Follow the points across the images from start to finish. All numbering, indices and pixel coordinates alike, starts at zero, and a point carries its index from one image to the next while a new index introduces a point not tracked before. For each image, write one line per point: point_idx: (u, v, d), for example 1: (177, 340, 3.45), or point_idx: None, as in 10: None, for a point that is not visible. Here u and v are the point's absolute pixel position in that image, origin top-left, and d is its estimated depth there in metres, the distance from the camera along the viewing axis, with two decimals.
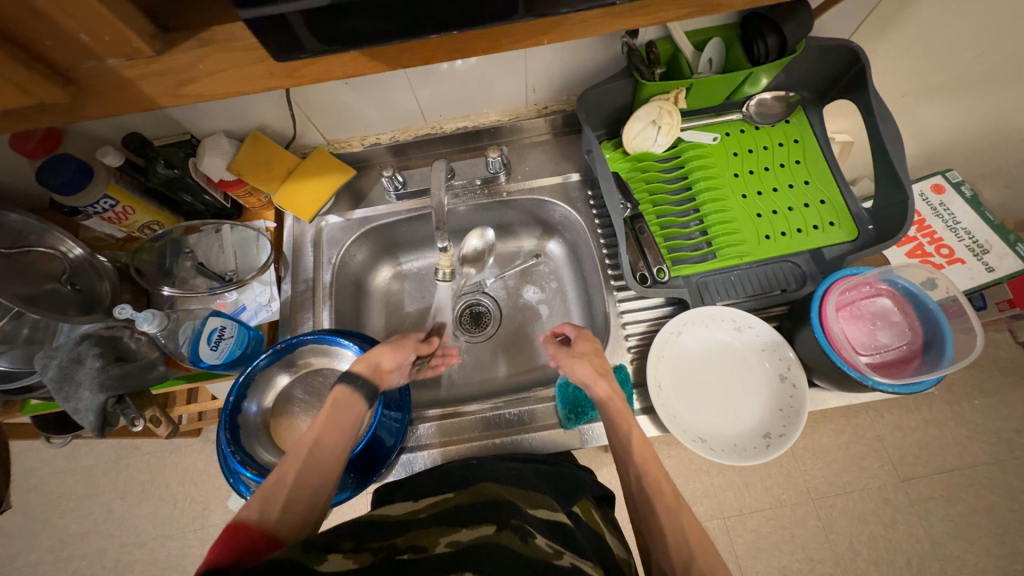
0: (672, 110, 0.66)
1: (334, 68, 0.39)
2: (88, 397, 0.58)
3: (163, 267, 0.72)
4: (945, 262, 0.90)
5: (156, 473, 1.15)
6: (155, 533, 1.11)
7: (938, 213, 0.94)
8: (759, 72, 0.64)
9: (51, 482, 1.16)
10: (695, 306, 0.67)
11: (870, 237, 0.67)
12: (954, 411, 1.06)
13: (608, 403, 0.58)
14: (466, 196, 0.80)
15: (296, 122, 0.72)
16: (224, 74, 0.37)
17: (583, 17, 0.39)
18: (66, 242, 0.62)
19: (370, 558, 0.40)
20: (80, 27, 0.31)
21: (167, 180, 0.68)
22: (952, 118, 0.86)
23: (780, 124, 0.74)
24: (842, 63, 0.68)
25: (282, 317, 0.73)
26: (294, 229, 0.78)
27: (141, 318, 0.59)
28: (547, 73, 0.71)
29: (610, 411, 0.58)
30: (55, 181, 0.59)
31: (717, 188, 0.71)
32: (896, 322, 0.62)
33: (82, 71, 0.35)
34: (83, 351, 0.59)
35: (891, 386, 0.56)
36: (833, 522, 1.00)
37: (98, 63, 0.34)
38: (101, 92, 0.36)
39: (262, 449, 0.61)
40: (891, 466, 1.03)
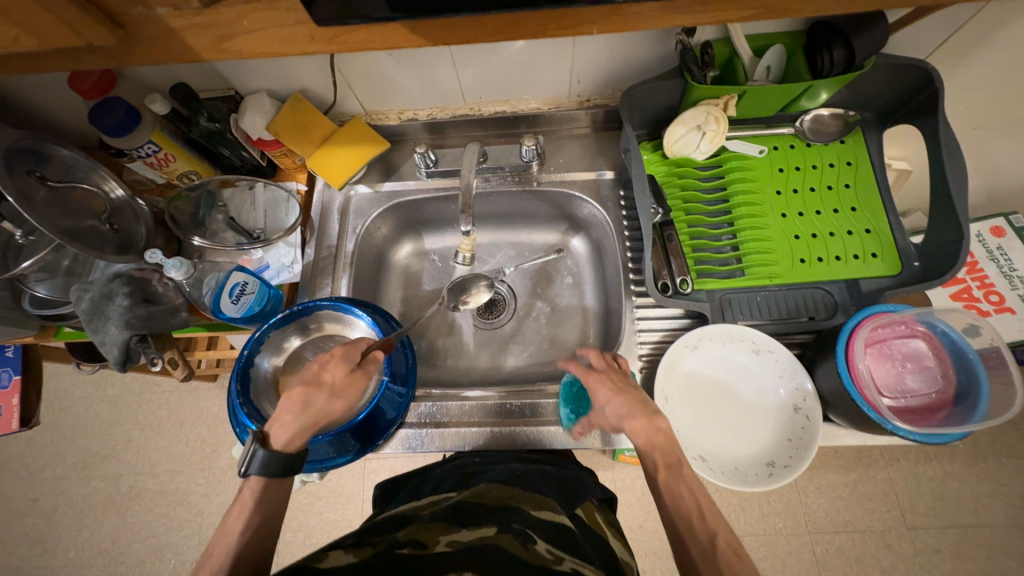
0: (720, 117, 0.63)
1: (373, 37, 0.38)
2: (115, 332, 0.60)
3: (196, 217, 0.75)
4: (993, 310, 0.84)
5: (174, 411, 1.21)
6: (167, 466, 1.17)
7: (995, 257, 0.87)
8: (820, 86, 0.60)
9: (79, 405, 1.23)
10: (715, 323, 0.64)
11: (913, 275, 0.63)
12: (978, 466, 1.00)
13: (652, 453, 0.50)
14: (496, 182, 0.79)
15: (337, 89, 0.72)
16: (265, 33, 0.37)
17: (633, 10, 0.37)
18: (109, 182, 0.66)
19: (370, 551, 0.45)
20: None
21: (209, 133, 0.70)
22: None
23: (834, 144, 0.70)
24: (911, 85, 0.63)
25: (302, 280, 0.74)
26: (324, 195, 0.79)
27: (170, 264, 0.60)
28: (594, 64, 0.69)
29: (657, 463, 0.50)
30: (106, 122, 0.61)
31: (756, 204, 0.68)
32: (927, 367, 0.59)
33: (132, 17, 0.35)
34: (114, 288, 0.61)
35: (912, 434, 0.53)
36: (828, 559, 0.98)
37: (146, 10, 0.35)
38: (147, 40, 0.37)
39: (268, 404, 0.63)
40: (899, 512, 0.99)
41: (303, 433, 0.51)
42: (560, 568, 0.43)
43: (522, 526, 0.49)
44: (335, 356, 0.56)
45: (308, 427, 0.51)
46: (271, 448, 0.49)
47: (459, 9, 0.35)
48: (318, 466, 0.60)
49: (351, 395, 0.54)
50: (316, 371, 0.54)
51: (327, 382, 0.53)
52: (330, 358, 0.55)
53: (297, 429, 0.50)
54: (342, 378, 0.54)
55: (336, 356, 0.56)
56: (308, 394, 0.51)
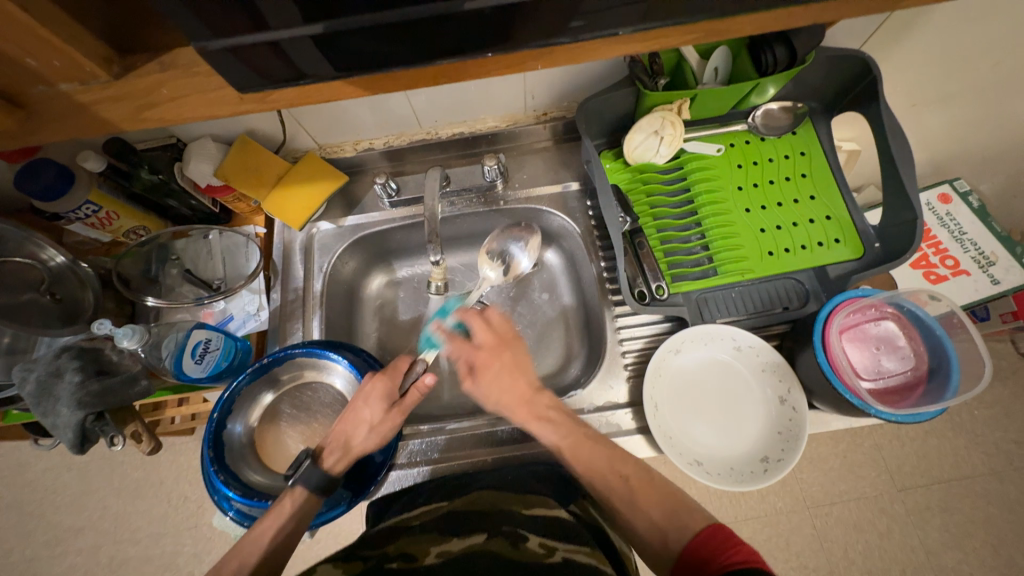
0: (675, 121, 0.64)
1: (307, 94, 0.38)
2: (67, 413, 0.56)
3: (148, 273, 0.70)
4: (950, 274, 0.88)
5: (150, 471, 1.13)
6: (149, 531, 1.09)
7: (945, 222, 0.91)
8: (766, 82, 0.62)
9: (44, 479, 1.13)
10: (695, 325, 0.65)
11: (876, 256, 0.65)
12: (955, 422, 1.04)
13: (563, 448, 0.55)
14: (462, 205, 0.78)
15: (285, 127, 0.70)
16: (187, 99, 0.37)
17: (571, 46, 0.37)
18: (46, 250, 0.61)
19: (360, 566, 0.42)
20: (27, 52, 0.32)
21: (152, 185, 0.66)
22: (963, 129, 0.83)
23: (787, 135, 0.71)
24: (850, 75, 0.65)
25: (271, 327, 0.71)
26: (284, 235, 0.76)
27: (121, 334, 0.57)
28: (547, 80, 0.68)
29: (564, 454, 0.55)
30: (34, 186, 0.57)
31: (720, 201, 0.68)
32: (900, 347, 0.60)
33: (30, 95, 0.36)
34: (62, 364, 0.57)
35: (893, 416, 0.54)
36: (828, 532, 0.99)
37: (48, 87, 0.35)
38: (49, 117, 0.36)
39: (246, 467, 0.60)
40: (888, 476, 1.01)
41: (347, 457, 0.58)
42: (553, 560, 0.42)
43: (513, 527, 0.46)
44: (374, 387, 0.59)
45: (349, 453, 0.58)
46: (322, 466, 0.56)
47: (389, 59, 0.35)
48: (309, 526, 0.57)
49: (393, 427, 0.59)
50: (361, 404, 0.59)
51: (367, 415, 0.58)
52: (370, 389, 0.59)
53: (343, 451, 0.58)
54: (383, 411, 0.59)
55: (376, 389, 0.59)
56: (360, 408, 0.59)
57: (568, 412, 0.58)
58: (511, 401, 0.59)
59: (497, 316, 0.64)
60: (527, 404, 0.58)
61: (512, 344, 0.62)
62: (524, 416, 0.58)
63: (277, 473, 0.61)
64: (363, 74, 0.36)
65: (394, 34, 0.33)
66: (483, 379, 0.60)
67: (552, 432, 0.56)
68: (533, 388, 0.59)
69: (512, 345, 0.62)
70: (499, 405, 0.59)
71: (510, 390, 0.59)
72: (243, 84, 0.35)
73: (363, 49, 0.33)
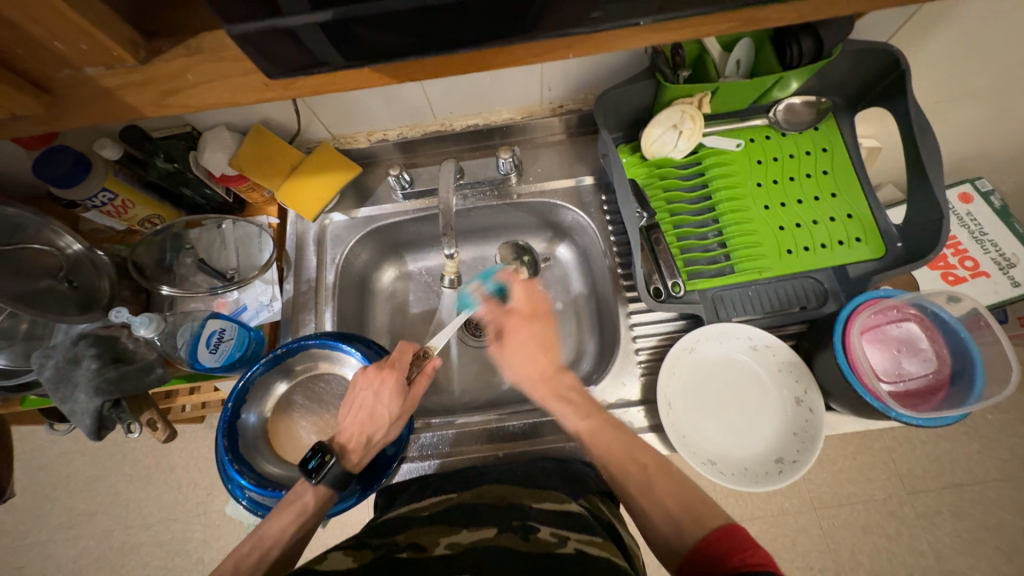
0: (695, 115, 0.62)
1: (329, 82, 0.37)
2: (84, 400, 0.57)
3: (163, 262, 0.71)
4: (969, 275, 0.86)
5: (160, 458, 1.14)
6: (159, 516, 1.11)
7: (965, 223, 0.89)
8: (790, 76, 0.60)
9: (58, 463, 1.15)
10: (711, 323, 0.64)
11: (898, 256, 0.64)
12: (967, 425, 1.03)
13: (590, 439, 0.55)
14: (474, 198, 0.77)
15: (300, 117, 0.69)
16: (211, 85, 0.37)
17: (599, 36, 0.36)
18: (64, 237, 0.62)
19: (369, 556, 0.42)
20: (54, 36, 0.32)
21: (167, 174, 0.67)
22: (988, 127, 0.81)
23: (809, 131, 0.70)
24: (877, 69, 0.63)
25: (283, 318, 0.71)
26: (297, 226, 0.76)
27: (138, 321, 0.57)
28: (564, 72, 0.67)
29: (590, 442, 0.55)
30: (53, 174, 0.58)
31: (739, 198, 0.67)
32: (922, 350, 0.59)
33: (57, 79, 0.36)
34: (80, 351, 0.58)
35: (914, 419, 0.53)
36: (836, 533, 0.98)
37: (75, 71, 0.36)
38: (73, 99, 0.37)
39: (260, 456, 0.60)
40: (898, 478, 1.00)
41: (368, 451, 0.58)
42: (566, 550, 0.42)
43: (522, 521, 0.46)
44: (383, 381, 0.58)
45: (370, 446, 0.58)
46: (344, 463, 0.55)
47: (412, 49, 0.35)
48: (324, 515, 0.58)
49: (406, 416, 0.59)
50: (371, 401, 0.57)
51: (384, 413, 0.57)
52: (381, 386, 0.57)
53: (363, 446, 0.57)
54: (397, 405, 0.57)
55: (388, 385, 0.57)
56: (371, 404, 0.57)
57: (590, 395, 0.60)
58: (532, 374, 0.62)
59: (520, 290, 0.68)
60: (548, 381, 0.60)
61: (542, 318, 0.66)
62: (545, 394, 0.60)
63: (290, 463, 0.61)
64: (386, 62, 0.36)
65: (420, 23, 0.32)
66: (508, 346, 0.64)
67: (585, 425, 0.56)
68: (554, 367, 0.62)
69: (541, 320, 0.65)
70: (518, 375, 0.63)
71: (532, 364, 0.62)
72: (267, 72, 0.35)
73: (387, 38, 0.33)
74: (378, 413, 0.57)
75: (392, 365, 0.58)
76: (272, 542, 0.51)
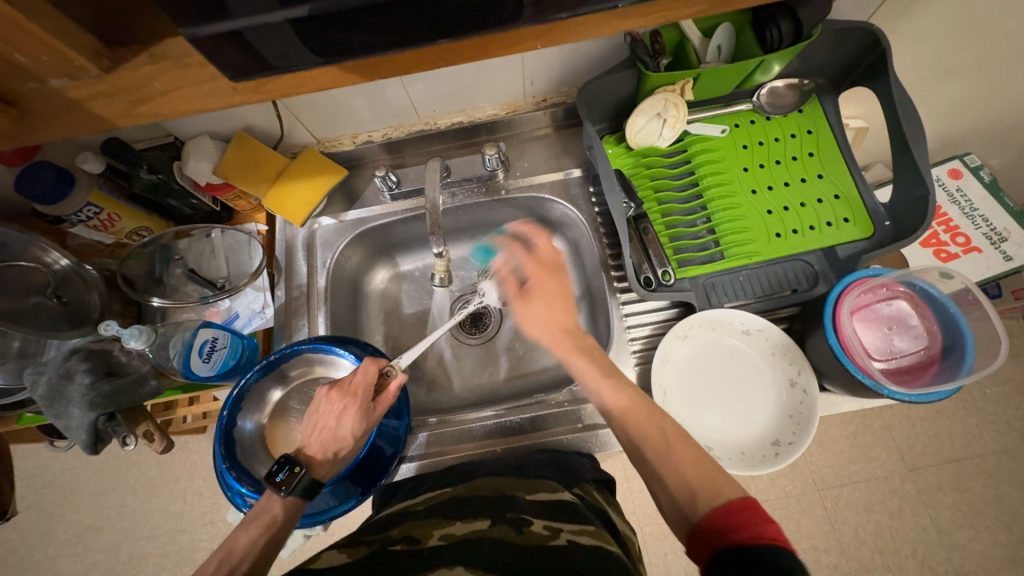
0: (678, 102, 0.62)
1: (300, 84, 0.37)
2: (79, 414, 0.57)
3: (153, 274, 0.70)
4: (961, 251, 0.86)
5: (164, 470, 1.14)
6: (166, 527, 1.11)
7: (955, 199, 0.89)
8: (771, 59, 0.60)
9: (61, 480, 1.15)
10: (703, 310, 0.64)
11: (886, 235, 0.64)
12: (966, 400, 1.03)
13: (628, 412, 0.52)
14: (463, 195, 0.77)
15: (283, 122, 0.69)
16: (181, 92, 0.37)
17: (567, 24, 0.36)
18: (51, 252, 0.61)
19: (364, 550, 0.43)
20: (17, 49, 0.32)
21: (152, 186, 0.66)
22: (974, 103, 0.81)
23: (793, 114, 0.70)
24: (859, 48, 0.63)
25: (276, 324, 0.71)
26: (286, 232, 0.76)
27: (128, 334, 0.57)
28: (545, 64, 0.67)
29: (629, 419, 0.51)
30: (36, 190, 0.57)
31: (726, 184, 0.67)
32: (913, 326, 0.59)
33: (23, 92, 0.36)
34: (72, 367, 0.57)
35: (906, 395, 0.53)
36: (839, 513, 0.99)
37: (39, 84, 0.35)
38: (41, 112, 0.36)
39: (258, 463, 0.60)
40: (899, 456, 1.01)
41: (333, 465, 0.55)
42: (557, 542, 0.42)
43: (516, 514, 0.47)
44: (343, 402, 0.55)
45: (336, 461, 0.55)
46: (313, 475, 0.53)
47: (382, 47, 0.34)
48: (320, 518, 0.58)
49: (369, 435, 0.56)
50: (334, 423, 0.55)
51: (349, 434, 0.55)
52: (343, 409, 0.55)
53: (329, 461, 0.54)
54: (359, 426, 0.55)
55: (349, 406, 0.55)
56: (334, 425, 0.55)
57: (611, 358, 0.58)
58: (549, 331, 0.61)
59: (547, 245, 0.66)
60: (571, 338, 0.60)
61: (558, 274, 0.64)
62: (566, 350, 0.59)
63: None
64: (357, 59, 0.35)
65: (384, 17, 0.32)
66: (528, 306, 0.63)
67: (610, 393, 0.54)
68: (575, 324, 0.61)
69: (559, 274, 0.64)
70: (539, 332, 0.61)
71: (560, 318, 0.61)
72: (236, 75, 0.34)
73: (352, 34, 0.33)
74: (342, 433, 0.55)
75: (355, 389, 0.56)
76: (241, 556, 0.47)
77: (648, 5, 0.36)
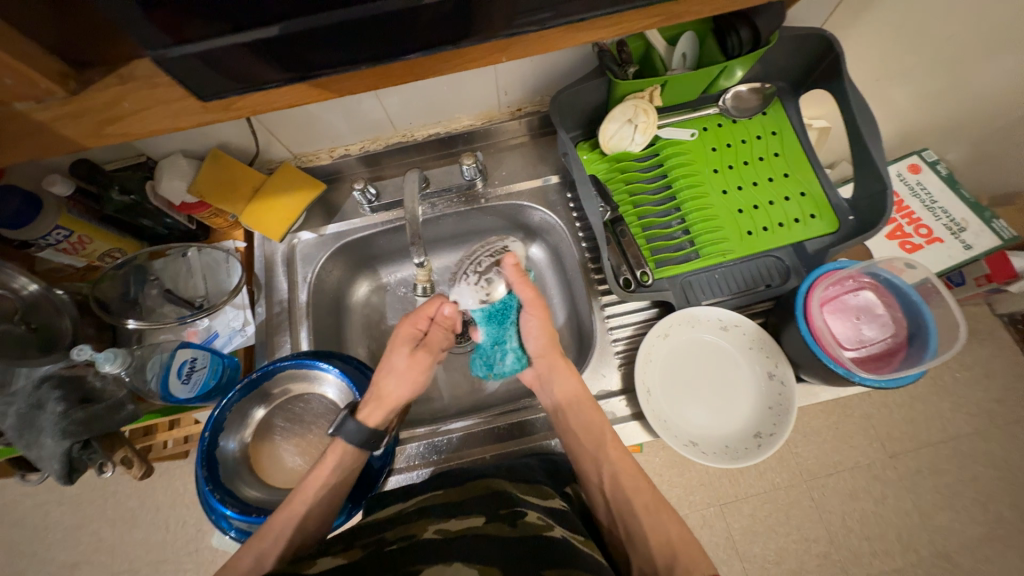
0: (647, 108, 0.64)
1: (271, 99, 0.38)
2: (51, 444, 0.55)
3: (127, 296, 0.69)
4: (924, 242, 0.91)
5: (144, 499, 1.10)
6: (148, 559, 1.07)
7: (916, 192, 0.93)
8: (734, 65, 0.62)
9: (34, 516, 1.10)
10: (681, 309, 0.66)
11: (850, 228, 0.66)
12: (938, 385, 1.07)
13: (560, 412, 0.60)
14: (442, 205, 0.77)
15: (258, 138, 0.69)
16: (149, 111, 0.37)
17: (531, 38, 0.38)
18: (18, 277, 0.59)
19: (360, 552, 0.42)
20: None
21: (125, 206, 0.65)
22: (926, 101, 0.86)
23: (757, 116, 0.73)
24: (815, 52, 0.66)
25: (257, 342, 0.71)
26: (266, 248, 0.75)
27: (103, 358, 0.56)
28: (518, 75, 0.69)
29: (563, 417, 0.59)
30: (1, 216, 0.56)
31: (697, 185, 0.69)
32: (880, 315, 0.62)
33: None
34: (44, 395, 0.56)
35: (877, 380, 0.56)
36: (826, 502, 1.01)
37: None
38: (4, 136, 0.36)
39: (243, 483, 0.59)
40: (879, 443, 1.04)
41: (381, 407, 0.58)
42: (552, 534, 0.43)
43: (510, 508, 0.47)
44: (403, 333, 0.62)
45: (383, 404, 0.58)
46: (358, 418, 0.57)
47: (351, 62, 0.35)
48: None
49: (421, 371, 0.61)
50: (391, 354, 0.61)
51: (398, 364, 0.60)
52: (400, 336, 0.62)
53: (377, 402, 0.58)
54: (413, 357, 0.61)
55: (403, 334, 0.62)
56: (390, 354, 0.61)
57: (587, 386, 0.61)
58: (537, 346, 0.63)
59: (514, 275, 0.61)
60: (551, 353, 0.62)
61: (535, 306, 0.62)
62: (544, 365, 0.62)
63: (276, 488, 0.61)
64: (328, 75, 0.36)
65: (352, 34, 0.32)
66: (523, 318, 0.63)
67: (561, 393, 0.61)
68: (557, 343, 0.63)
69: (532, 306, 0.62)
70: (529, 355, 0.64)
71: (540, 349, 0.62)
72: (204, 93, 0.35)
73: (322, 51, 0.33)
74: (399, 364, 0.60)
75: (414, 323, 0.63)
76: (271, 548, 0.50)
77: (610, 18, 0.38)
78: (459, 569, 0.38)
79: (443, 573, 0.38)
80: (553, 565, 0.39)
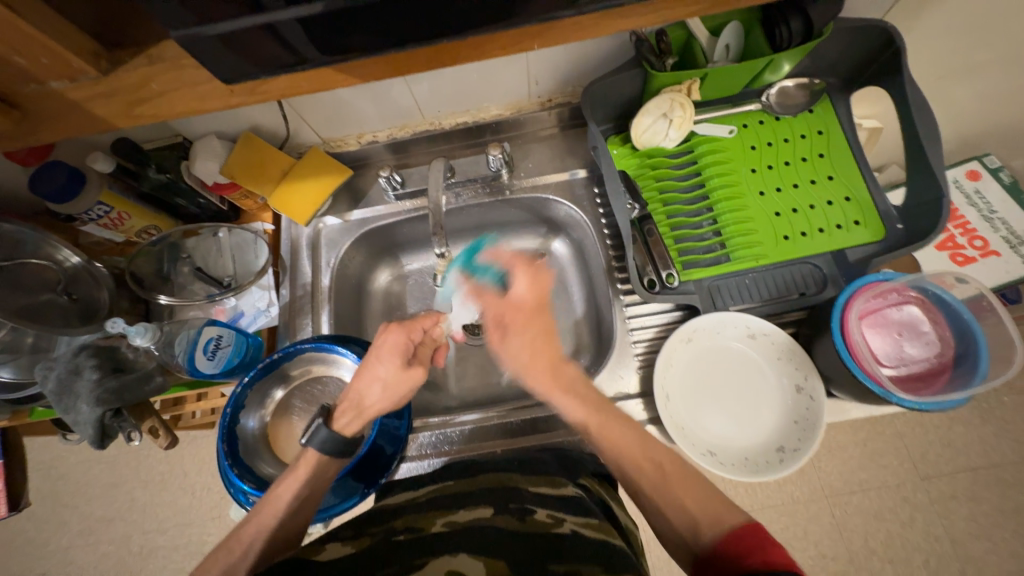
0: (685, 102, 0.61)
1: (297, 84, 0.38)
2: (87, 410, 0.58)
3: (161, 272, 0.72)
4: (979, 255, 0.84)
5: (173, 464, 1.15)
6: (174, 520, 1.13)
7: (973, 201, 0.86)
8: (781, 58, 0.59)
9: (75, 472, 1.17)
10: (707, 313, 0.63)
11: (898, 238, 0.62)
12: (982, 408, 1.00)
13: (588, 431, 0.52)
14: (467, 196, 0.77)
15: (289, 122, 0.70)
16: (176, 93, 0.38)
17: (562, 24, 0.36)
18: (61, 250, 0.63)
19: (369, 541, 0.42)
20: (16, 52, 0.32)
21: (161, 185, 0.67)
22: (993, 104, 0.79)
23: (803, 114, 0.68)
24: (874, 45, 0.61)
25: (280, 323, 0.72)
26: (291, 231, 0.76)
27: (133, 332, 0.59)
28: (551, 64, 0.67)
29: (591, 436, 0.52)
30: (48, 188, 0.58)
31: (733, 185, 0.66)
32: (924, 333, 0.58)
33: (26, 94, 0.36)
34: (81, 362, 0.59)
35: (916, 403, 0.52)
36: (848, 521, 0.97)
37: (40, 85, 0.36)
38: (43, 114, 0.37)
39: (260, 461, 0.61)
40: (911, 464, 0.98)
41: (360, 418, 0.54)
42: (560, 530, 0.42)
43: (519, 504, 0.46)
44: (391, 340, 0.57)
45: (363, 414, 0.54)
46: (334, 427, 0.53)
47: (376, 47, 0.35)
48: (322, 516, 0.58)
49: (410, 387, 0.55)
50: (372, 360, 0.56)
51: (380, 373, 0.54)
52: (386, 345, 0.56)
53: (355, 411, 0.54)
54: (403, 370, 0.55)
55: (389, 340, 0.56)
56: (375, 356, 0.55)
57: (600, 392, 0.55)
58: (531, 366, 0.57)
59: (524, 282, 0.59)
60: (554, 373, 0.55)
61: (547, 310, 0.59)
62: (549, 388, 0.55)
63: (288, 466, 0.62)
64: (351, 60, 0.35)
65: (378, 18, 0.32)
66: (509, 340, 0.58)
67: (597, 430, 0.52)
68: (558, 357, 0.56)
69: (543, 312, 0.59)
70: (522, 368, 0.57)
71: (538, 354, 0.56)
72: (231, 76, 0.35)
73: (345, 33, 0.33)
74: (381, 373, 0.54)
75: (409, 330, 0.58)
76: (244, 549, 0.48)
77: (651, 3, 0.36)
78: (465, 562, 0.38)
79: (448, 563, 0.38)
80: (560, 557, 0.39)
